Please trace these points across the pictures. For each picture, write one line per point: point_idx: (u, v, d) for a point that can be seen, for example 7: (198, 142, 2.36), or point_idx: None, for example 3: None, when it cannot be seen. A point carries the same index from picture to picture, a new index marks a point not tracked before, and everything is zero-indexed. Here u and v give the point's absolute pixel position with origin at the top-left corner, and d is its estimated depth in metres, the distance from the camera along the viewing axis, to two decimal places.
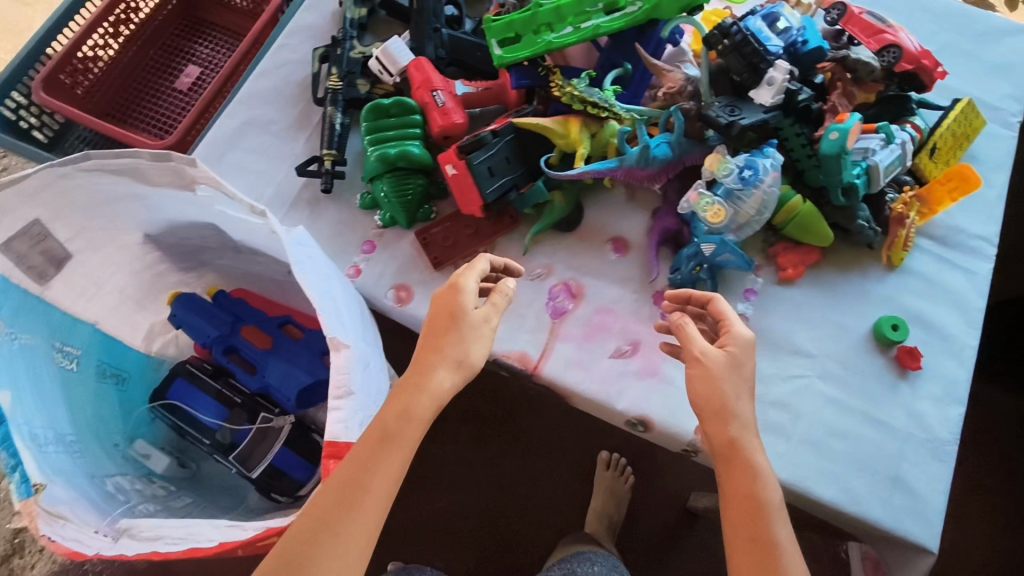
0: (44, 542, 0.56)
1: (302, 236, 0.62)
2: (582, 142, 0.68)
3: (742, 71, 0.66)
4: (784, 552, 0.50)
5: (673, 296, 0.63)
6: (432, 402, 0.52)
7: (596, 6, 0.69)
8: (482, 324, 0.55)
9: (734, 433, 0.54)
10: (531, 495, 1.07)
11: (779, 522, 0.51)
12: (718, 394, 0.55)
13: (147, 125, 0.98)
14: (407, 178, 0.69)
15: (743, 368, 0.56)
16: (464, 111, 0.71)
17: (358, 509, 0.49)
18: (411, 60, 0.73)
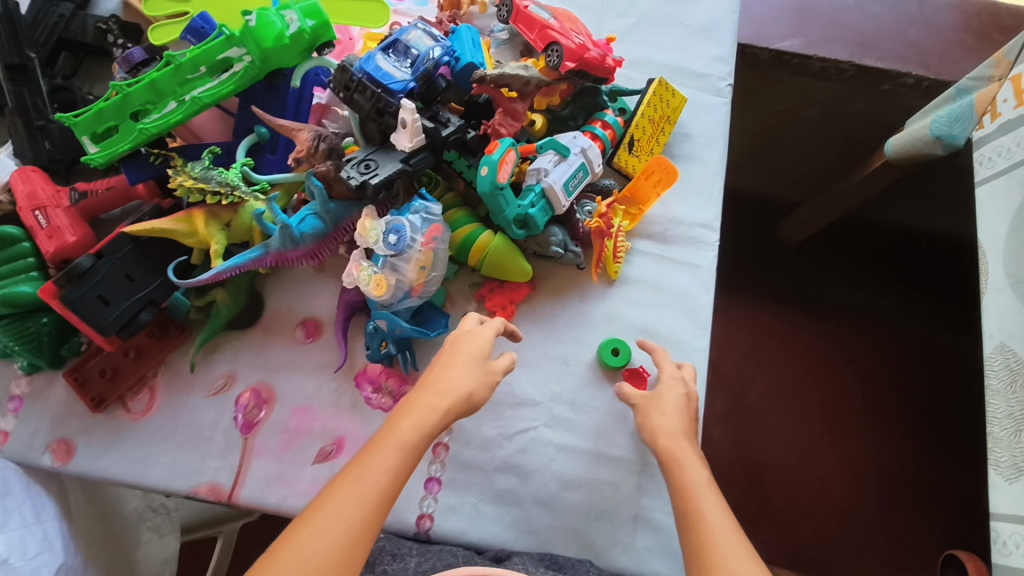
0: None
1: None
2: (213, 237, 0.58)
3: (370, 118, 0.58)
4: (713, 527, 0.46)
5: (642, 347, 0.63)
6: (439, 416, 0.50)
7: (198, 70, 0.59)
8: (492, 371, 0.53)
9: (665, 441, 0.53)
10: None
11: (716, 503, 0.48)
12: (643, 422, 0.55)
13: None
14: (24, 321, 0.59)
15: (668, 398, 0.56)
16: (80, 225, 0.60)
17: (357, 498, 0.44)
18: (15, 171, 0.62)
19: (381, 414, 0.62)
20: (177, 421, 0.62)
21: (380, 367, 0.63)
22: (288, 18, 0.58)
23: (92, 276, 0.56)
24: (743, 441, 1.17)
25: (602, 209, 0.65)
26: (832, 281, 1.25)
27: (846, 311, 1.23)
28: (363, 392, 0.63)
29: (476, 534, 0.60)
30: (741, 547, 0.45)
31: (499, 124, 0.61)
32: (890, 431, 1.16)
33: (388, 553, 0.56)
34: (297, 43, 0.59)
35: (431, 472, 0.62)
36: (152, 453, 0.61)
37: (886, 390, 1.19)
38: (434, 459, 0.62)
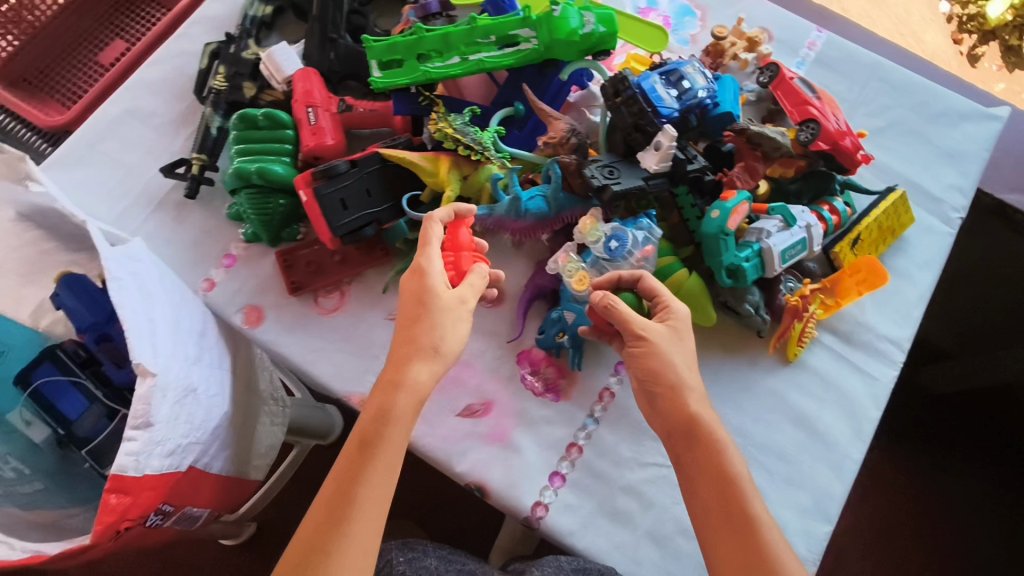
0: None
1: (129, 251, 0.59)
2: (450, 184, 0.63)
3: (628, 131, 0.61)
4: (760, 524, 0.49)
5: (603, 279, 0.58)
6: (412, 401, 0.52)
7: (488, 38, 0.64)
8: (455, 302, 0.55)
9: (694, 408, 0.53)
10: (441, 515, 1.03)
11: (752, 495, 0.50)
12: (664, 369, 0.54)
13: (59, 100, 0.92)
14: (268, 196, 0.66)
15: (682, 341, 0.55)
16: (339, 132, 0.67)
17: (362, 519, 0.47)
18: (300, 69, 0.69)
19: (530, 396, 0.65)
20: (354, 328, 0.67)
21: (543, 352, 0.66)
22: (586, 19, 0.63)
23: (344, 180, 0.62)
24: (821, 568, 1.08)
25: (804, 291, 0.64)
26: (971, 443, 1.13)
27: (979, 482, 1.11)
28: (521, 369, 0.66)
29: (583, 541, 0.60)
30: (780, 537, 0.49)
31: (736, 176, 0.63)
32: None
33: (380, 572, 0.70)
34: (583, 43, 0.64)
35: (559, 466, 0.62)
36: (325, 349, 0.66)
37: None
38: (566, 457, 0.63)
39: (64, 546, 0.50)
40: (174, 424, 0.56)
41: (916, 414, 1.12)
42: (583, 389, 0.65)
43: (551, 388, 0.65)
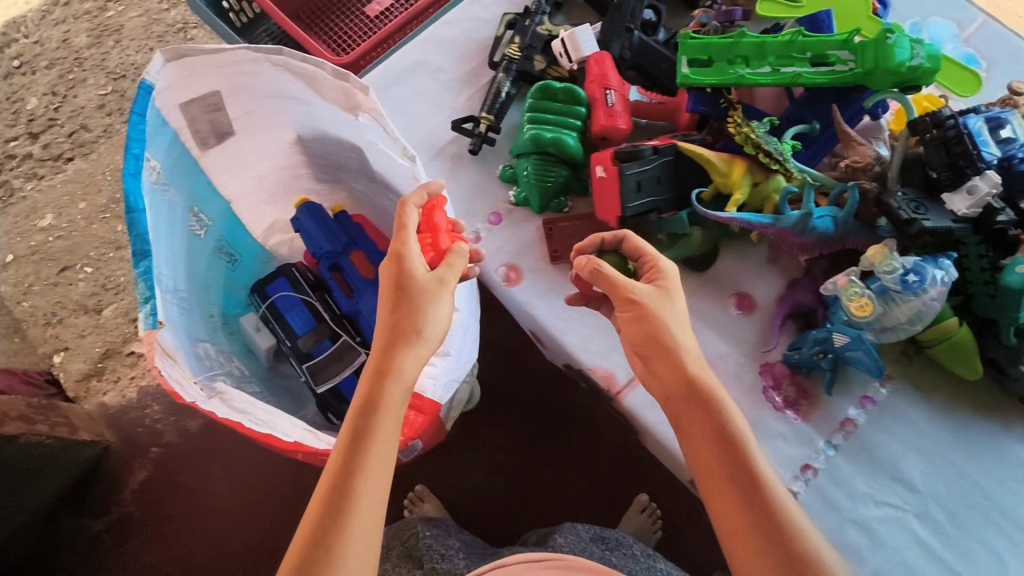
0: (153, 374, 0.53)
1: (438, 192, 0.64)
2: (741, 187, 0.64)
3: (942, 169, 0.61)
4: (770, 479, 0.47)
5: (587, 240, 0.62)
6: (400, 388, 0.51)
7: (804, 54, 0.64)
8: (433, 280, 0.55)
9: (694, 372, 0.52)
10: (577, 502, 1.03)
11: (754, 453, 0.48)
12: (663, 329, 0.53)
13: (324, 42, 0.96)
14: (553, 165, 0.69)
15: (677, 300, 0.55)
16: (630, 118, 0.69)
17: (367, 501, 0.46)
18: (596, 52, 0.72)
19: (769, 409, 0.66)
20: None
21: (787, 370, 0.67)
22: (917, 52, 0.61)
23: (647, 164, 0.63)
24: None
25: None
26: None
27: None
28: (763, 381, 0.67)
29: None
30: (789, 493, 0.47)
31: None
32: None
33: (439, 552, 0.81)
34: (903, 74, 0.61)
35: (792, 484, 0.63)
36: (577, 321, 0.69)
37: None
38: (800, 475, 0.63)
39: None
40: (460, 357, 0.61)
41: None
42: (823, 414, 0.65)
43: (792, 406, 0.66)
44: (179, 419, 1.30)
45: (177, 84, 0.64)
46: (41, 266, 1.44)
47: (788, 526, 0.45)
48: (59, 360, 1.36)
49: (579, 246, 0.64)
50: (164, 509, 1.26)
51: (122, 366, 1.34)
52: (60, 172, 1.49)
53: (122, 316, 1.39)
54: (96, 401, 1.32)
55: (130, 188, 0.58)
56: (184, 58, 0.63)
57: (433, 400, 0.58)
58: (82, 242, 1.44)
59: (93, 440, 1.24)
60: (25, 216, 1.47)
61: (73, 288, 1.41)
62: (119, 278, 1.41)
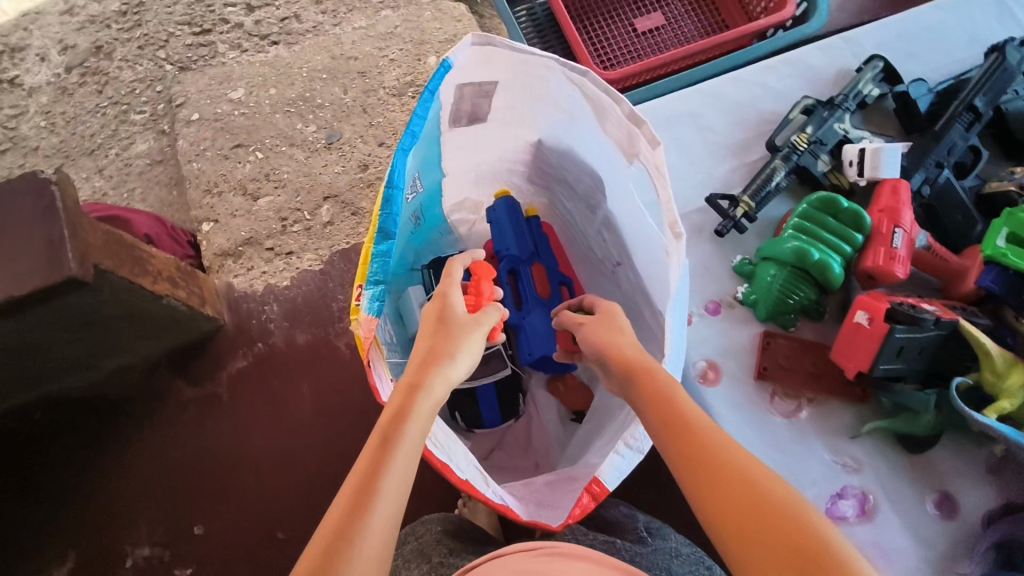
0: (364, 367, 0.53)
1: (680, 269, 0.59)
2: (1013, 395, 0.56)
3: None
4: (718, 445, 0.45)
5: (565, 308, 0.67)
6: (431, 402, 0.51)
7: None
8: (471, 322, 0.58)
9: (646, 374, 0.52)
10: None
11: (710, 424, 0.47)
12: (600, 337, 0.58)
13: (581, 35, 0.89)
14: (804, 283, 0.63)
15: (622, 321, 0.60)
16: (910, 267, 0.61)
17: (392, 488, 0.44)
18: (895, 179, 0.64)
19: None
20: (792, 446, 0.63)
21: None
22: None
23: (921, 335, 0.56)
24: None
25: None
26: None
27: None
28: None
29: None
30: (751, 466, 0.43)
31: None
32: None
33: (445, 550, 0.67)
34: None
35: None
36: (756, 449, 0.63)
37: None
38: None
39: (528, 515, 0.61)
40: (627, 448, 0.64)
41: None
42: None
43: None
44: (291, 328, 1.17)
45: (470, 66, 0.61)
46: (217, 134, 1.28)
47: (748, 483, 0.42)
48: (206, 229, 1.22)
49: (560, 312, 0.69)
50: (239, 411, 1.12)
51: (259, 256, 1.20)
52: (261, 53, 1.35)
53: (274, 212, 1.23)
54: (225, 280, 1.19)
55: (397, 165, 0.56)
56: (488, 46, 0.60)
57: (608, 490, 0.60)
58: (261, 128, 1.27)
59: (213, 318, 1.13)
60: (219, 80, 1.32)
61: (238, 169, 1.25)
62: (285, 172, 1.25)
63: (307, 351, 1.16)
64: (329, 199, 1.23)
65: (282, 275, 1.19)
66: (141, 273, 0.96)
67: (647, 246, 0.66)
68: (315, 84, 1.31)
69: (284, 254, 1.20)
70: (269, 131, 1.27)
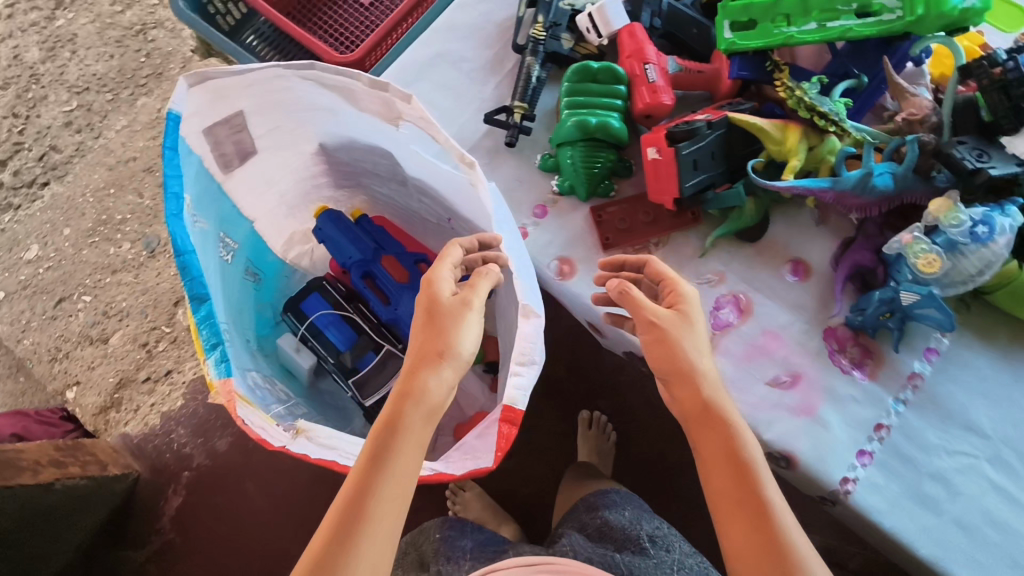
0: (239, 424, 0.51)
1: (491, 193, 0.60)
2: (797, 153, 0.62)
3: (1002, 113, 0.59)
4: (770, 505, 0.48)
5: (606, 265, 0.63)
6: (424, 413, 0.48)
7: (849, 6, 0.62)
8: (462, 305, 0.52)
9: (708, 394, 0.52)
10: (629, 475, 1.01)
11: (766, 481, 0.49)
12: (672, 345, 0.53)
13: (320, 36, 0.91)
14: (600, 149, 0.66)
15: (694, 324, 0.54)
16: (673, 92, 0.67)
17: (376, 533, 0.45)
18: (627, 25, 0.69)
19: (837, 372, 0.65)
20: None
21: (849, 331, 0.66)
22: None
23: (702, 141, 0.61)
24: None
25: None
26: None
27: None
28: (828, 346, 0.66)
29: (891, 522, 0.61)
30: (791, 524, 0.48)
31: None
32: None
33: (444, 553, 0.80)
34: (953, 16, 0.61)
35: (867, 444, 0.63)
36: None
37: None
38: (875, 436, 0.63)
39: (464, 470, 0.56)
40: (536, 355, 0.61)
41: None
42: (890, 371, 0.65)
43: (857, 368, 0.65)
44: (207, 440, 1.08)
45: (202, 108, 0.61)
46: (32, 301, 1.17)
47: (787, 557, 0.46)
48: (72, 396, 1.12)
49: (599, 273, 0.64)
50: (197, 545, 1.04)
51: (138, 393, 1.11)
52: (36, 200, 1.22)
53: (132, 342, 1.15)
54: (117, 433, 1.09)
55: (175, 231, 0.55)
56: (208, 82, 0.60)
57: (522, 412, 0.55)
58: (75, 271, 1.17)
59: (123, 474, 1.02)
60: (7, 248, 1.20)
61: (72, 319, 1.16)
62: (122, 302, 1.16)
63: (231, 453, 1.07)
64: (180, 302, 1.15)
65: (172, 397, 1.10)
66: (16, 473, 0.84)
67: (455, 189, 0.67)
68: (107, 202, 1.20)
69: (159, 378, 1.11)
70: (84, 269, 1.18)
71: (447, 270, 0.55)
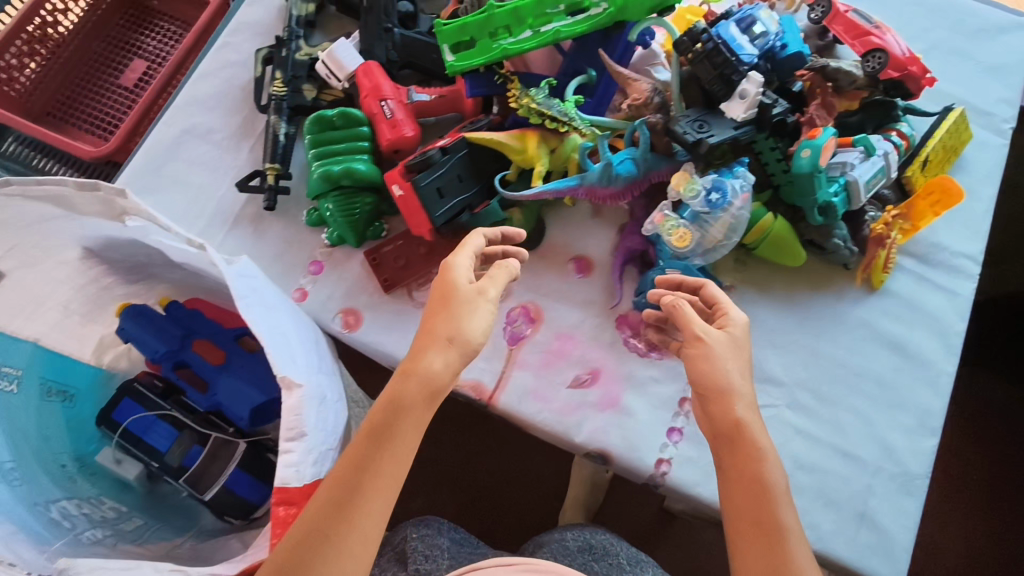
0: None
1: (242, 267, 0.59)
2: (540, 159, 0.63)
3: (712, 82, 0.61)
4: (791, 540, 0.46)
5: (663, 284, 0.60)
6: (422, 403, 0.47)
7: (557, 8, 0.63)
8: (473, 295, 0.50)
9: (739, 412, 0.50)
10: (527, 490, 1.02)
11: (784, 507, 0.47)
12: (709, 372, 0.51)
13: (89, 130, 0.90)
14: (355, 194, 0.65)
15: (742, 347, 0.53)
16: (416, 123, 0.66)
17: (364, 527, 0.44)
18: (361, 64, 0.68)
19: (635, 357, 0.67)
20: None
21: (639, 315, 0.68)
22: None
23: (440, 168, 0.61)
24: None
25: (886, 219, 0.68)
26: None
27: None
28: (622, 334, 0.67)
29: (709, 490, 0.63)
30: (808, 555, 0.46)
31: (816, 116, 0.65)
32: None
33: (420, 552, 0.66)
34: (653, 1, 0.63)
35: (674, 421, 0.65)
36: None
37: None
38: (680, 412, 0.65)
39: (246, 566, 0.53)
40: (320, 430, 0.58)
41: None
42: None
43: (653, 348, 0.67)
44: None
45: None
46: None
47: None
48: None
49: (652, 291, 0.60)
50: None
51: None
52: None
53: None
54: None
55: None
56: None
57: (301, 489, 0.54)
58: None
59: None
60: None
61: None
62: None
63: None
64: None
65: None
66: None
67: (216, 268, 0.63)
68: None
69: None
70: None
71: (465, 256, 0.52)
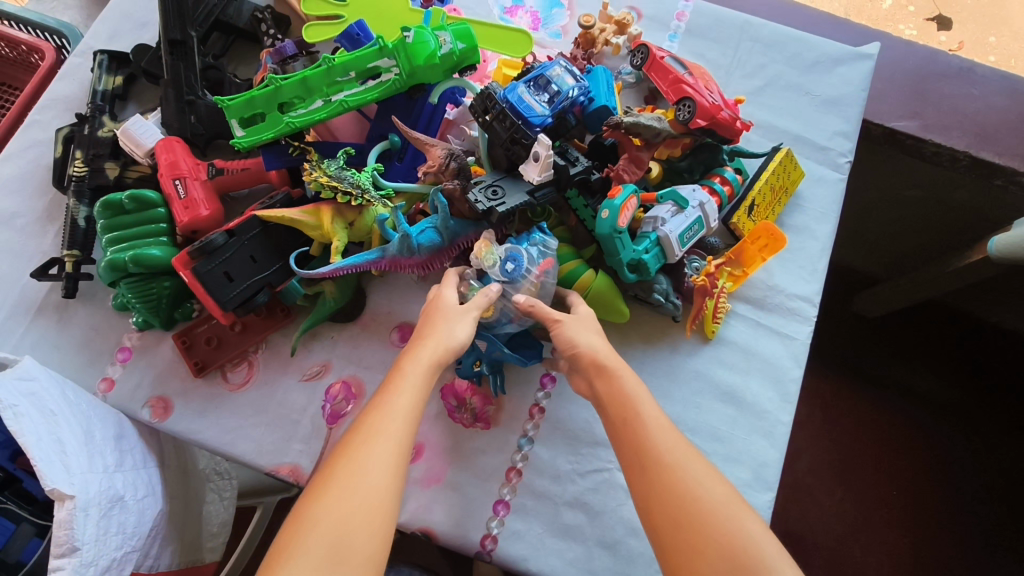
0: None
1: (22, 371, 0.56)
2: (336, 234, 0.60)
3: (505, 145, 0.59)
4: (651, 426, 0.47)
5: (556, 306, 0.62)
6: (420, 380, 0.48)
7: (347, 75, 0.61)
8: (471, 307, 0.54)
9: (597, 347, 0.53)
10: None
11: (648, 403, 0.49)
12: (576, 341, 0.54)
13: None
14: (150, 281, 0.62)
15: (591, 321, 0.56)
16: (214, 201, 0.63)
17: (370, 490, 0.42)
18: (160, 139, 0.65)
19: (461, 428, 0.66)
20: (268, 398, 0.65)
21: (466, 383, 0.66)
22: (442, 39, 0.60)
23: (223, 253, 0.60)
24: (803, 522, 1.05)
25: (710, 268, 0.66)
26: (900, 384, 1.10)
27: (915, 401, 1.09)
28: (447, 403, 0.66)
29: (536, 564, 0.61)
30: (667, 432, 0.47)
31: (623, 170, 0.62)
32: (951, 552, 1.02)
33: None
34: (444, 63, 0.61)
35: (501, 494, 0.63)
36: (242, 425, 0.64)
37: (955, 513, 1.04)
38: (506, 483, 0.64)
39: None
40: (103, 540, 0.54)
41: (861, 345, 1.13)
42: (512, 411, 0.66)
43: (478, 417, 0.66)
44: None
45: None
46: None
47: (670, 468, 0.44)
48: None
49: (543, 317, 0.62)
50: None
51: None
52: None
53: None
54: None
55: None
56: None
57: None
58: None
59: None
60: None
61: None
62: None
63: None
64: None
65: None
66: None
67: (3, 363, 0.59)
68: None
69: None
70: None
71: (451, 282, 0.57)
